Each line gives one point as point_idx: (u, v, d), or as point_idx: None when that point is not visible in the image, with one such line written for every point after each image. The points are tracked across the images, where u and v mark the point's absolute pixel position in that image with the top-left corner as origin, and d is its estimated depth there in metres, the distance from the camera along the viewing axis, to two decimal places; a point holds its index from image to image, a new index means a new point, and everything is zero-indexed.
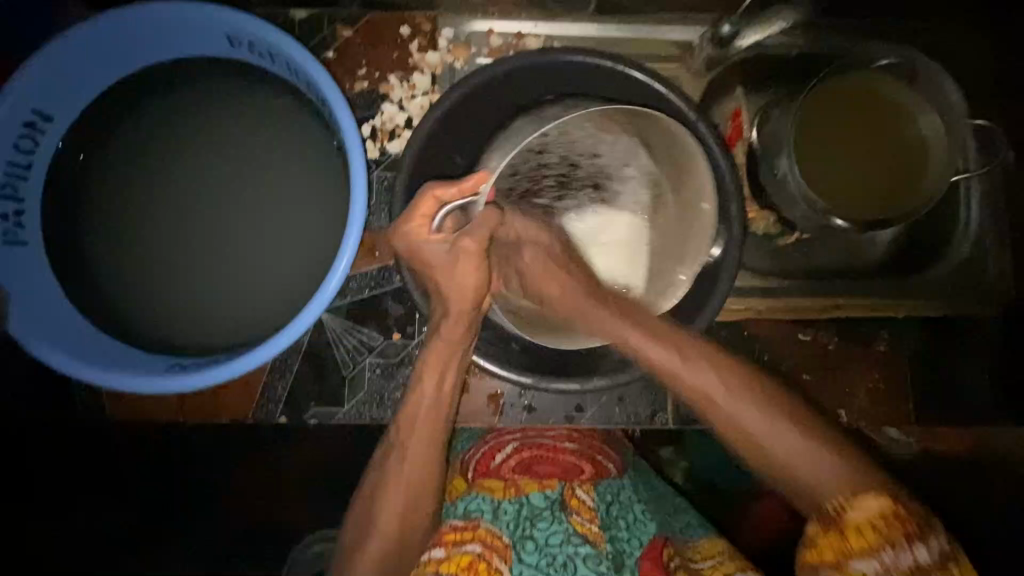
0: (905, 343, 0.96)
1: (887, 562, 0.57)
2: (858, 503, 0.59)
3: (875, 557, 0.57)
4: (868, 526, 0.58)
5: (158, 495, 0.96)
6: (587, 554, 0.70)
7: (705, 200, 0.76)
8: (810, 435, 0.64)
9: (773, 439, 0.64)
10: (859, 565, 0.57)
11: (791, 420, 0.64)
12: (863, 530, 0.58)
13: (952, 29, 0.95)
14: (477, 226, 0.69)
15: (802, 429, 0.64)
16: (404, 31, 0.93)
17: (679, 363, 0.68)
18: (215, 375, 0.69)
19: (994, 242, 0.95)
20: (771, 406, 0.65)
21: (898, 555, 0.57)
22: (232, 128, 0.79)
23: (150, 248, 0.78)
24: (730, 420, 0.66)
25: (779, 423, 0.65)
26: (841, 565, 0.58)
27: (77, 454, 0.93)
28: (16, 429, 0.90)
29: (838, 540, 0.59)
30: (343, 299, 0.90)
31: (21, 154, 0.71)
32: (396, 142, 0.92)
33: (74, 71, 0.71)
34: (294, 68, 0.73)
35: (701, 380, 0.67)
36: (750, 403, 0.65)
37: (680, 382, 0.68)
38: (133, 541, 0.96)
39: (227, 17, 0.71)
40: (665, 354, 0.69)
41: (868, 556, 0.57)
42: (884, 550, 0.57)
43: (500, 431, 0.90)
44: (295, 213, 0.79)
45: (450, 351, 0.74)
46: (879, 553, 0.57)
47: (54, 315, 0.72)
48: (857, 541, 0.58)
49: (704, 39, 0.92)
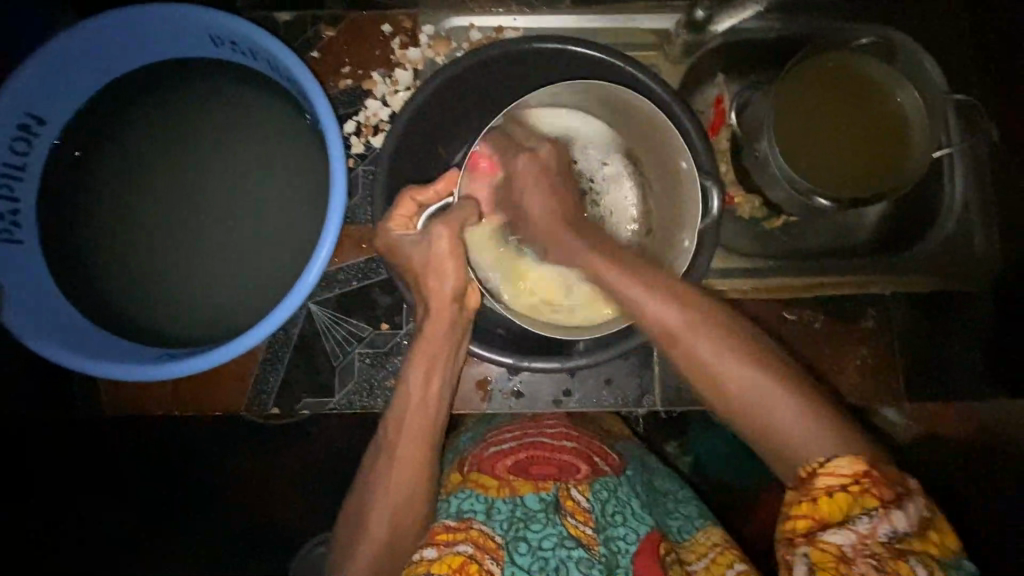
0: (891, 318, 0.96)
1: (863, 532, 0.50)
2: (831, 465, 0.54)
3: (849, 527, 0.51)
4: (841, 490, 0.53)
5: (159, 496, 0.96)
6: (581, 557, 0.67)
7: (682, 158, 0.78)
8: (807, 402, 0.59)
9: (759, 401, 0.60)
10: (833, 537, 0.51)
11: (760, 364, 0.62)
12: (834, 496, 0.53)
13: (929, 9, 0.96)
14: (446, 215, 0.72)
15: (814, 405, 0.59)
16: (386, 29, 0.95)
17: (644, 294, 0.67)
18: (206, 362, 0.71)
19: (979, 216, 0.95)
20: (741, 347, 0.63)
21: (874, 524, 0.50)
22: (219, 127, 0.81)
23: (142, 245, 0.81)
24: (704, 364, 0.63)
25: (799, 400, 0.59)
26: (812, 535, 0.52)
27: (78, 453, 0.93)
28: (17, 429, 0.86)
29: (810, 510, 0.53)
30: (332, 290, 0.92)
31: (16, 156, 0.74)
32: (380, 137, 0.94)
33: (63, 73, 0.74)
34: (274, 64, 0.76)
35: (668, 315, 0.66)
36: (730, 349, 0.63)
37: (645, 315, 0.67)
38: (133, 541, 0.96)
39: (210, 18, 0.73)
40: (633, 285, 0.68)
41: (844, 526, 0.51)
42: (860, 519, 0.51)
43: (499, 430, 0.87)
44: (279, 205, 0.81)
45: (437, 349, 0.75)
46: (853, 523, 0.51)
47: (49, 308, 0.74)
48: (833, 509, 0.52)
49: (679, 26, 0.95)
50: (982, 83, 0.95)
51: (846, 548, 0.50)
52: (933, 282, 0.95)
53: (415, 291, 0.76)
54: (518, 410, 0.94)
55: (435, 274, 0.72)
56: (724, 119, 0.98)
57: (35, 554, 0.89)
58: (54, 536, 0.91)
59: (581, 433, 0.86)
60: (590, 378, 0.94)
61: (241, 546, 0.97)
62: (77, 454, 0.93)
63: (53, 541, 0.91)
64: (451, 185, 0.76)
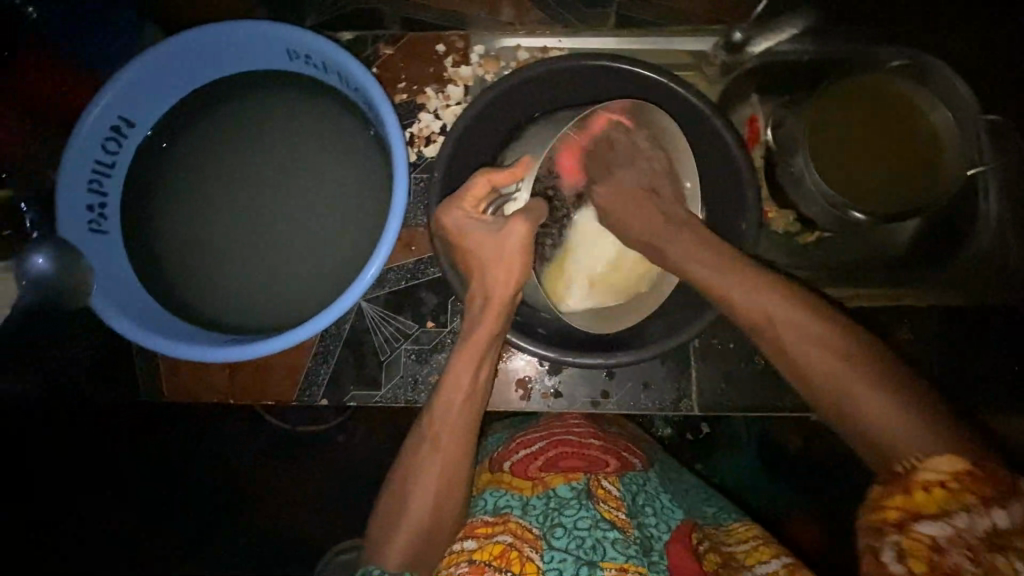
0: (926, 330, 0.98)
1: (961, 525, 0.55)
2: (930, 464, 0.60)
3: (947, 520, 0.56)
4: (939, 487, 0.58)
5: (158, 496, 1.04)
6: (615, 538, 0.71)
7: (688, 179, 0.87)
8: (900, 410, 0.65)
9: (863, 407, 0.67)
10: (927, 527, 0.56)
11: (860, 372, 0.68)
12: (933, 492, 0.58)
13: (963, 31, 0.99)
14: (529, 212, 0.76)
15: (913, 421, 0.64)
16: (440, 48, 1.02)
17: (727, 280, 0.76)
18: (272, 345, 0.76)
19: (1018, 231, 0.95)
20: (832, 345, 0.70)
21: (973, 519, 0.55)
22: (289, 132, 0.88)
23: (212, 240, 0.87)
24: (789, 348, 0.73)
25: (898, 407, 0.65)
26: (904, 523, 0.57)
27: (77, 453, 0.92)
28: (13, 427, 0.85)
29: (906, 499, 0.59)
30: (380, 289, 0.97)
31: (107, 154, 0.81)
32: (432, 147, 1.01)
33: (154, 81, 0.81)
34: (344, 76, 0.82)
35: (752, 301, 0.75)
36: (818, 345, 0.71)
37: (731, 301, 0.76)
38: (133, 541, 1.03)
39: (289, 32, 0.80)
40: (709, 272, 0.77)
41: (938, 518, 0.56)
42: (959, 515, 0.56)
43: (522, 436, 0.87)
44: (341, 205, 0.87)
45: (487, 343, 0.78)
46: (952, 516, 0.56)
47: (129, 295, 0.81)
48: (928, 501, 0.58)
49: (716, 47, 1.02)
50: (1014, 102, 0.97)
51: (939, 538, 0.55)
52: (967, 296, 0.97)
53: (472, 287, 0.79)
54: (556, 409, 0.96)
55: (505, 271, 0.76)
56: (759, 136, 1.02)
57: (35, 554, 0.92)
58: (54, 535, 0.93)
59: (606, 433, 0.89)
60: (628, 380, 0.96)
61: (240, 545, 1.06)
62: (75, 455, 0.92)
63: (52, 541, 0.93)
64: (525, 171, 0.77)
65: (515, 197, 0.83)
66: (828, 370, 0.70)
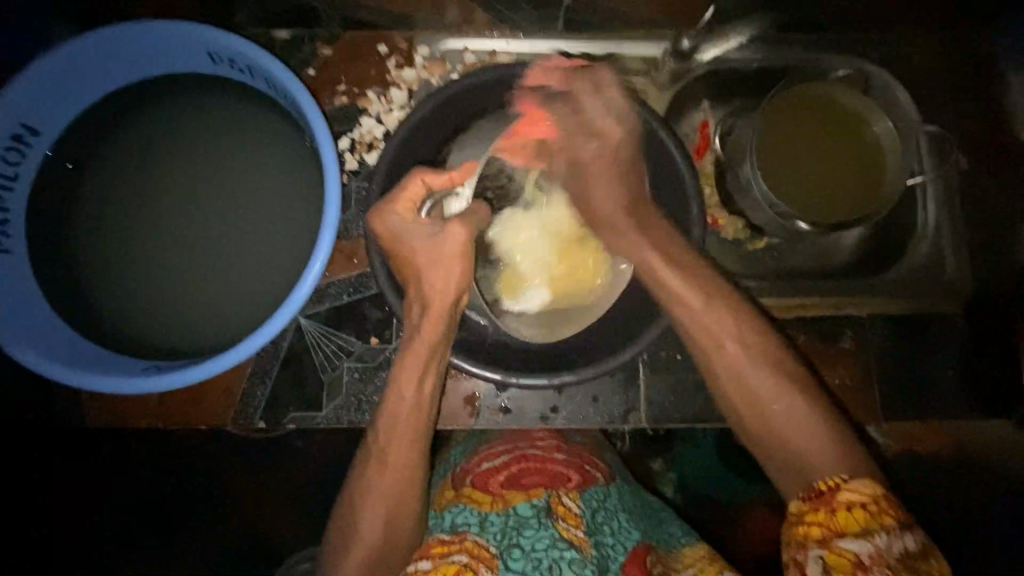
0: (869, 336, 1.00)
1: (879, 545, 0.58)
2: (853, 484, 0.63)
3: (867, 539, 0.59)
4: (859, 506, 0.61)
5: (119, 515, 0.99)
6: (572, 558, 0.68)
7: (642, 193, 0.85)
8: (835, 432, 0.69)
9: (801, 439, 0.68)
10: (850, 544, 0.59)
11: (823, 423, 0.69)
12: (853, 511, 0.61)
13: (901, 43, 1.01)
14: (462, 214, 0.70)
15: (829, 428, 0.69)
16: (382, 49, 0.98)
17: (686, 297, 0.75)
18: (192, 374, 0.71)
19: (950, 240, 0.99)
20: (769, 365, 0.72)
21: (889, 540, 0.59)
22: (212, 140, 0.82)
23: (133, 258, 0.81)
24: (730, 368, 0.73)
25: (803, 412, 0.69)
26: (827, 541, 0.60)
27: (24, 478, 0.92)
28: None
29: (826, 518, 0.62)
30: (322, 305, 0.93)
31: (7, 165, 0.75)
32: (374, 153, 0.96)
33: (59, 87, 0.75)
34: (271, 81, 0.77)
35: (716, 328, 0.74)
36: (757, 361, 0.73)
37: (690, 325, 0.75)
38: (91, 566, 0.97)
39: (207, 34, 0.75)
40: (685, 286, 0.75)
41: (860, 536, 0.59)
42: (878, 534, 0.59)
43: (491, 444, 0.87)
44: (269, 222, 0.82)
45: (428, 354, 0.74)
46: (871, 536, 0.59)
47: (36, 320, 0.74)
48: (849, 521, 0.61)
49: (667, 54, 1.00)
50: (946, 114, 1.00)
51: (862, 556, 0.58)
52: (909, 303, 0.99)
53: (410, 291, 0.75)
54: (506, 426, 0.95)
55: (443, 275, 0.71)
56: (709, 143, 1.01)
57: None
58: None
59: (571, 446, 0.88)
60: (578, 395, 0.96)
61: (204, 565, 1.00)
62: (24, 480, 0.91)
63: None
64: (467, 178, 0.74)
65: (457, 194, 0.75)
66: (775, 398, 0.71)
